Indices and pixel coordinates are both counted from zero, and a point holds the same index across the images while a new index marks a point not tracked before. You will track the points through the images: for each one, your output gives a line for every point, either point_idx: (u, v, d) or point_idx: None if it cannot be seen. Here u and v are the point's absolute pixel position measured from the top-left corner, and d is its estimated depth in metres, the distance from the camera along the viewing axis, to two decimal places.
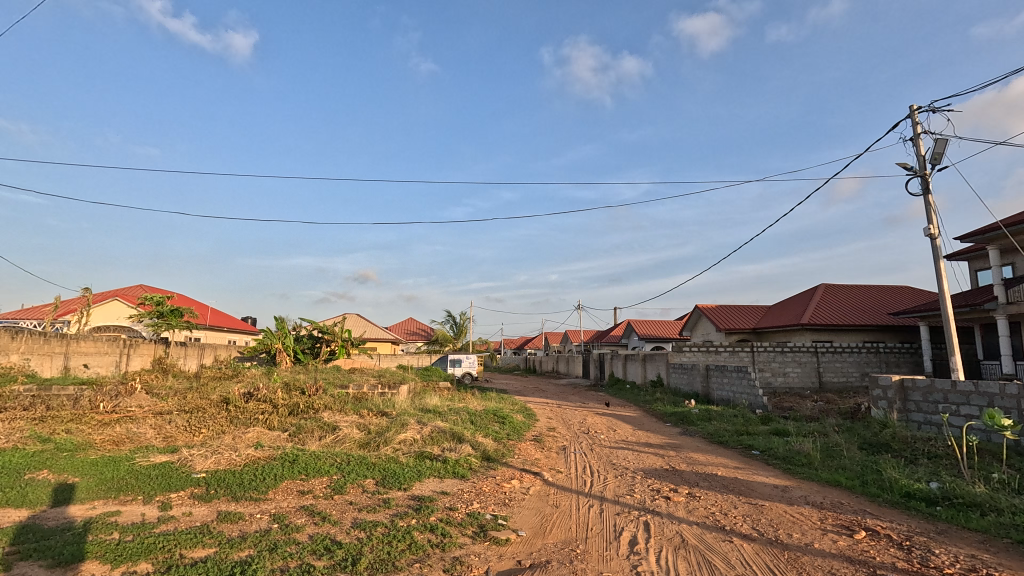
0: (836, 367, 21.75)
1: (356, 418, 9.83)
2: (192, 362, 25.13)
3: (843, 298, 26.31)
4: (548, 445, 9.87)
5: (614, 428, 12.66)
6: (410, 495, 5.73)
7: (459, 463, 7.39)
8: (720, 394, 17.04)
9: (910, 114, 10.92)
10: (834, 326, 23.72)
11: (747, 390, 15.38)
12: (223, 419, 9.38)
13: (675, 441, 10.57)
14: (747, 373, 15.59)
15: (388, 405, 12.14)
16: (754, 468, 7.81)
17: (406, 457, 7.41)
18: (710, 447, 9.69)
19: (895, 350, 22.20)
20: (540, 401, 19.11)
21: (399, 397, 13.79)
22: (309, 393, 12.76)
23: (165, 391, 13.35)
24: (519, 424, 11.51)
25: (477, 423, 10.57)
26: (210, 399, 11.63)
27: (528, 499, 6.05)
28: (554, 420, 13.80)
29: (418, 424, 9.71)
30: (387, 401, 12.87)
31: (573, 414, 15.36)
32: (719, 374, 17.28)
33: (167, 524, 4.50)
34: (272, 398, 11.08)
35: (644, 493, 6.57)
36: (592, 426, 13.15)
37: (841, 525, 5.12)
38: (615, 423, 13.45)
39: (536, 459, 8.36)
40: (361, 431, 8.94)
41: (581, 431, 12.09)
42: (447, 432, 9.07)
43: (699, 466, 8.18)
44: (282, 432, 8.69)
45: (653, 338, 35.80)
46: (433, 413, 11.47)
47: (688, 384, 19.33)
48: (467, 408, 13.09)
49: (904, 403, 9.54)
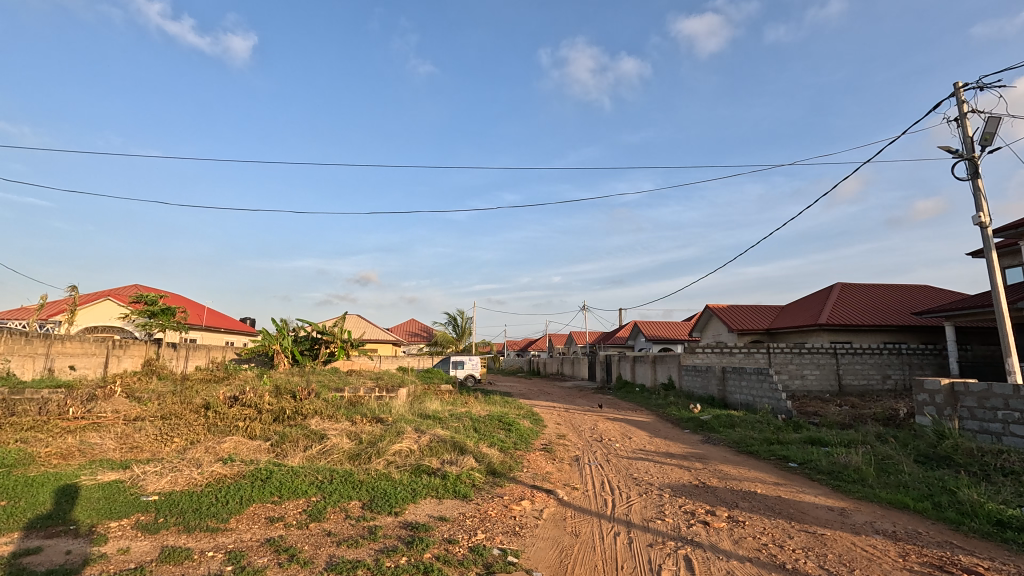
0: (856, 369, 20.75)
1: (348, 426, 8.92)
2: (186, 364, 24.33)
3: (860, 297, 25.31)
4: (559, 455, 8.93)
5: (629, 435, 11.71)
6: (402, 523, 4.78)
7: (460, 480, 6.44)
8: (739, 398, 16.08)
9: (954, 91, 9.99)
10: (853, 326, 22.70)
11: (769, 394, 14.42)
12: (200, 427, 8.49)
13: (698, 451, 9.59)
14: (768, 376, 14.65)
15: (385, 410, 11.22)
16: (797, 485, 6.84)
17: (400, 473, 6.48)
18: (738, 458, 8.72)
19: (919, 351, 21.15)
20: (547, 405, 18.15)
21: (398, 402, 12.89)
22: (300, 398, 11.87)
23: (147, 395, 12.50)
24: (527, 431, 10.58)
25: (481, 431, 9.64)
26: (192, 403, 10.74)
27: (542, 526, 5.09)
28: (564, 426, 12.86)
29: (416, 432, 8.79)
30: (383, 406, 11.95)
31: (583, 419, 14.41)
32: (737, 377, 16.33)
33: (92, 568, 3.57)
34: (257, 402, 10.19)
35: (677, 517, 5.60)
36: (605, 432, 12.21)
37: (931, 564, 4.15)
38: (629, 430, 12.49)
39: (547, 473, 7.41)
40: (351, 440, 8.04)
41: (593, 439, 11.14)
42: (448, 442, 8.13)
43: (732, 481, 7.21)
44: (264, 441, 7.88)
45: (661, 339, 34.80)
46: (433, 419, 10.56)
47: (702, 387, 18.38)
48: (469, 413, 12.17)
49: (956, 409, 8.56)
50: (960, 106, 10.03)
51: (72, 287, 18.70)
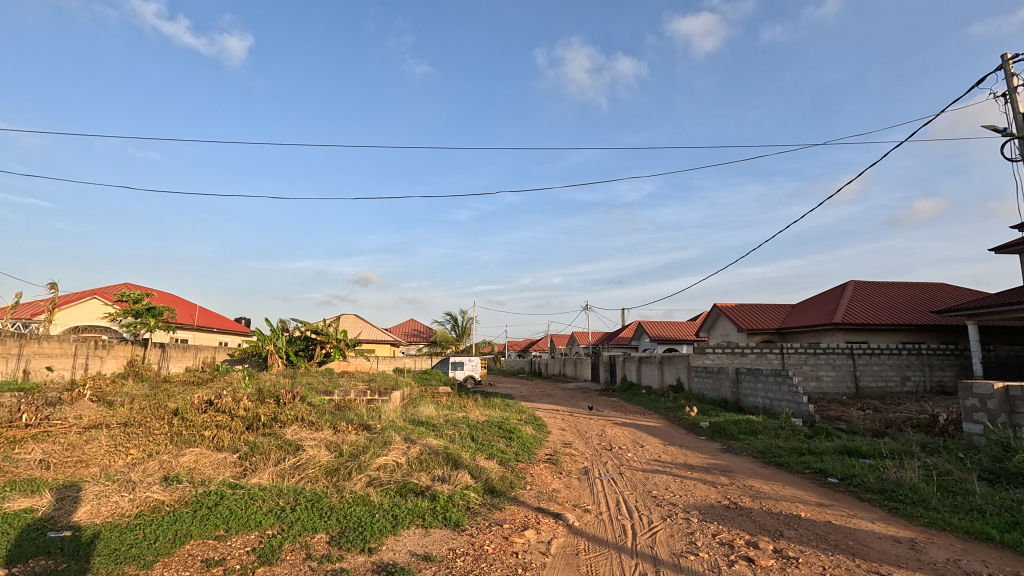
0: (874, 370, 19.78)
1: (329, 435, 7.95)
2: (173, 365, 23.36)
3: (875, 295, 24.35)
4: (566, 468, 7.99)
5: (640, 442, 10.75)
6: (376, 566, 3.81)
7: (452, 503, 5.48)
8: (754, 402, 15.14)
9: (1001, 63, 9.01)
10: (869, 325, 21.72)
11: (789, 398, 13.50)
12: (160, 437, 7.53)
13: (721, 463, 8.61)
14: (787, 378, 13.71)
15: (374, 416, 10.29)
16: (846, 507, 5.85)
17: (382, 495, 5.51)
18: (768, 472, 7.74)
19: (939, 352, 20.18)
20: (550, 408, 17.19)
21: (390, 406, 11.95)
22: (283, 402, 10.94)
23: (118, 399, 11.57)
24: (529, 440, 9.63)
25: (479, 440, 8.71)
26: (161, 408, 9.79)
27: (551, 566, 4.13)
28: (569, 432, 11.91)
29: (405, 442, 7.85)
30: (373, 411, 10.98)
31: (589, 424, 13.46)
32: (752, 379, 15.38)
33: None
34: (231, 408, 9.23)
35: (713, 551, 4.63)
36: (614, 439, 11.24)
37: None
38: (640, 437, 11.53)
39: (554, 491, 6.45)
40: (331, 452, 7.10)
41: (602, 447, 10.20)
42: (440, 455, 7.17)
43: (768, 501, 6.23)
44: (231, 454, 6.96)
45: (666, 339, 33.82)
46: (426, 425, 9.63)
47: (714, 390, 17.43)
48: (467, 418, 11.24)
49: (1012, 416, 7.61)
50: (1008, 79, 9.08)
51: (49, 284, 17.79)
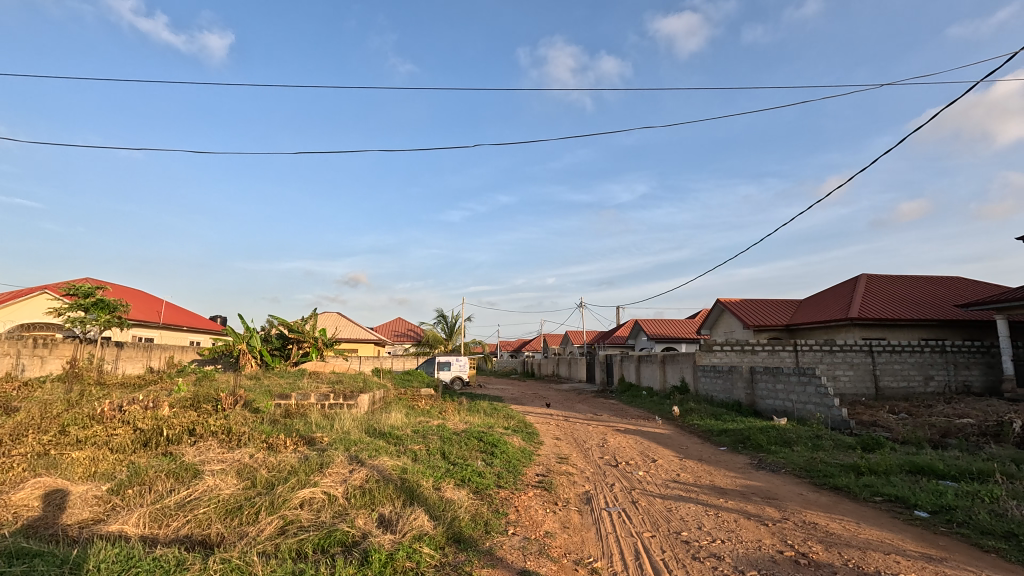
0: (895, 369, 18.13)
1: (249, 452, 6.00)
2: (130, 364, 21.27)
3: (890, 289, 22.79)
4: (562, 496, 6.16)
5: (652, 456, 8.93)
6: None
7: (392, 570, 3.58)
8: (773, 405, 13.42)
9: None
10: (887, 321, 20.08)
11: (817, 400, 11.80)
12: (13, 459, 5.54)
13: (759, 485, 6.75)
14: (814, 378, 12.01)
15: (326, 426, 8.36)
16: (973, 566, 4.01)
17: (285, 561, 3.59)
18: (827, 500, 5.90)
19: (965, 349, 18.58)
20: (543, 413, 15.32)
21: (353, 413, 10.03)
22: (218, 410, 8.98)
23: (21, 404, 9.54)
24: (517, 455, 7.78)
25: (452, 459, 6.84)
26: (52, 416, 7.76)
27: None
28: (565, 443, 10.07)
29: (351, 464, 5.94)
30: (326, 420, 9.02)
31: (588, 432, 11.62)
32: (771, 379, 13.66)
33: None
34: (135, 416, 7.24)
35: None
36: (620, 451, 9.43)
37: None
38: (649, 448, 9.71)
39: (546, 538, 4.58)
40: (240, 480, 5.17)
41: (605, 463, 8.39)
42: (391, 484, 5.26)
43: (850, 552, 4.39)
44: (99, 486, 4.99)
45: (665, 338, 32.11)
46: (389, 439, 7.73)
47: (725, 392, 15.68)
48: (443, 428, 9.34)
49: None
50: None
51: None
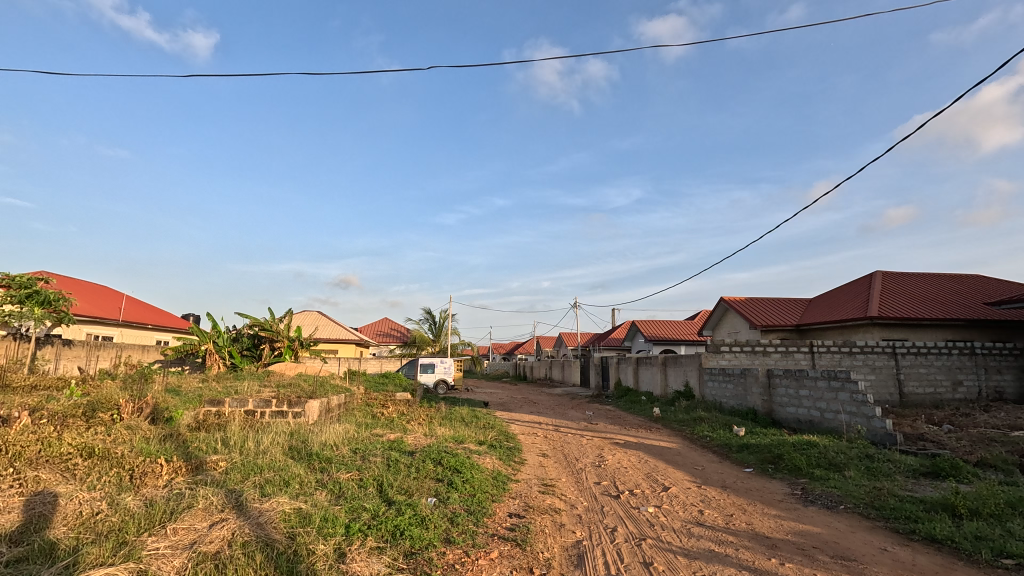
0: (921, 373, 16.33)
1: (69, 494, 3.98)
2: (76, 364, 19.14)
3: (908, 287, 21.08)
4: (543, 554, 4.21)
5: (663, 482, 7.02)
6: None
7: None
8: (796, 414, 11.56)
9: None
10: (909, 320, 18.33)
11: (852, 409, 9.92)
12: None
13: (820, 535, 4.82)
14: (847, 383, 10.15)
15: (238, 444, 6.36)
16: None
17: None
18: (933, 567, 3.99)
19: (996, 352, 16.83)
20: (530, 421, 13.38)
21: (290, 427, 8.06)
22: (109, 424, 6.98)
23: None
24: (485, 486, 5.83)
25: (390, 496, 4.87)
26: None
27: None
28: (552, 462, 8.17)
29: (222, 510, 3.93)
30: (245, 435, 7.02)
31: (581, 446, 9.73)
32: (792, 384, 11.81)
33: None
34: None
35: None
36: (621, 474, 7.53)
37: None
38: (658, 470, 7.82)
39: None
40: (6, 546, 3.15)
41: (603, 492, 6.48)
42: (263, 552, 3.27)
43: None
44: None
45: (663, 341, 30.27)
46: (314, 463, 5.77)
47: (737, 398, 13.83)
48: (397, 444, 7.38)
49: None
50: None
51: None
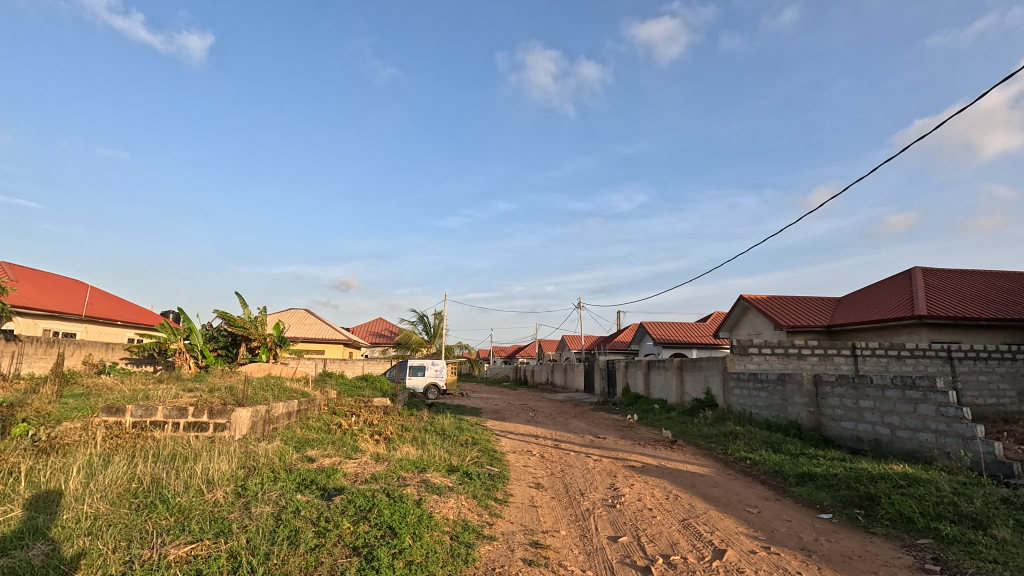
0: (984, 382, 13.89)
1: None
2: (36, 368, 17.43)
3: (954, 284, 18.68)
4: None
5: (710, 541, 4.67)
6: None
7: None
8: (857, 431, 9.20)
9: None
10: (962, 319, 15.93)
11: (942, 428, 7.57)
12: None
13: None
14: (935, 392, 7.77)
15: (58, 482, 4.07)
16: None
17: None
18: None
19: None
20: (526, 435, 11.09)
21: (187, 448, 5.79)
22: None
23: None
24: (430, 558, 3.53)
25: None
26: None
27: None
28: (548, 500, 5.86)
29: None
30: (93, 463, 4.72)
31: (587, 472, 7.42)
32: (850, 392, 9.43)
33: None
34: None
35: None
36: (646, 522, 5.23)
37: None
38: (697, 515, 5.50)
39: None
40: None
41: (625, 560, 4.17)
42: None
43: None
44: None
45: (674, 344, 27.96)
46: (149, 520, 3.49)
47: (774, 409, 11.53)
48: (323, 475, 5.09)
49: None
50: None
51: None
